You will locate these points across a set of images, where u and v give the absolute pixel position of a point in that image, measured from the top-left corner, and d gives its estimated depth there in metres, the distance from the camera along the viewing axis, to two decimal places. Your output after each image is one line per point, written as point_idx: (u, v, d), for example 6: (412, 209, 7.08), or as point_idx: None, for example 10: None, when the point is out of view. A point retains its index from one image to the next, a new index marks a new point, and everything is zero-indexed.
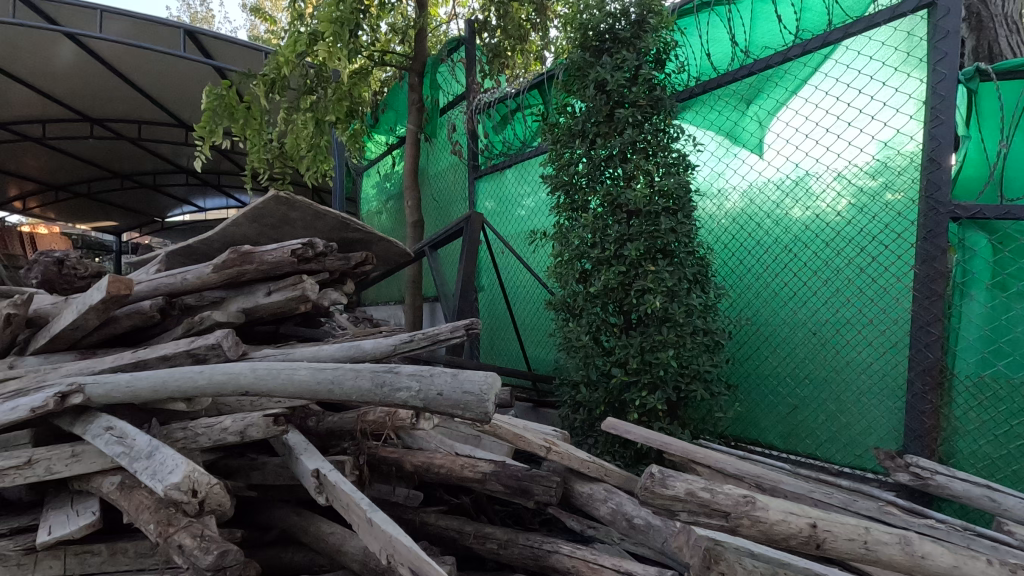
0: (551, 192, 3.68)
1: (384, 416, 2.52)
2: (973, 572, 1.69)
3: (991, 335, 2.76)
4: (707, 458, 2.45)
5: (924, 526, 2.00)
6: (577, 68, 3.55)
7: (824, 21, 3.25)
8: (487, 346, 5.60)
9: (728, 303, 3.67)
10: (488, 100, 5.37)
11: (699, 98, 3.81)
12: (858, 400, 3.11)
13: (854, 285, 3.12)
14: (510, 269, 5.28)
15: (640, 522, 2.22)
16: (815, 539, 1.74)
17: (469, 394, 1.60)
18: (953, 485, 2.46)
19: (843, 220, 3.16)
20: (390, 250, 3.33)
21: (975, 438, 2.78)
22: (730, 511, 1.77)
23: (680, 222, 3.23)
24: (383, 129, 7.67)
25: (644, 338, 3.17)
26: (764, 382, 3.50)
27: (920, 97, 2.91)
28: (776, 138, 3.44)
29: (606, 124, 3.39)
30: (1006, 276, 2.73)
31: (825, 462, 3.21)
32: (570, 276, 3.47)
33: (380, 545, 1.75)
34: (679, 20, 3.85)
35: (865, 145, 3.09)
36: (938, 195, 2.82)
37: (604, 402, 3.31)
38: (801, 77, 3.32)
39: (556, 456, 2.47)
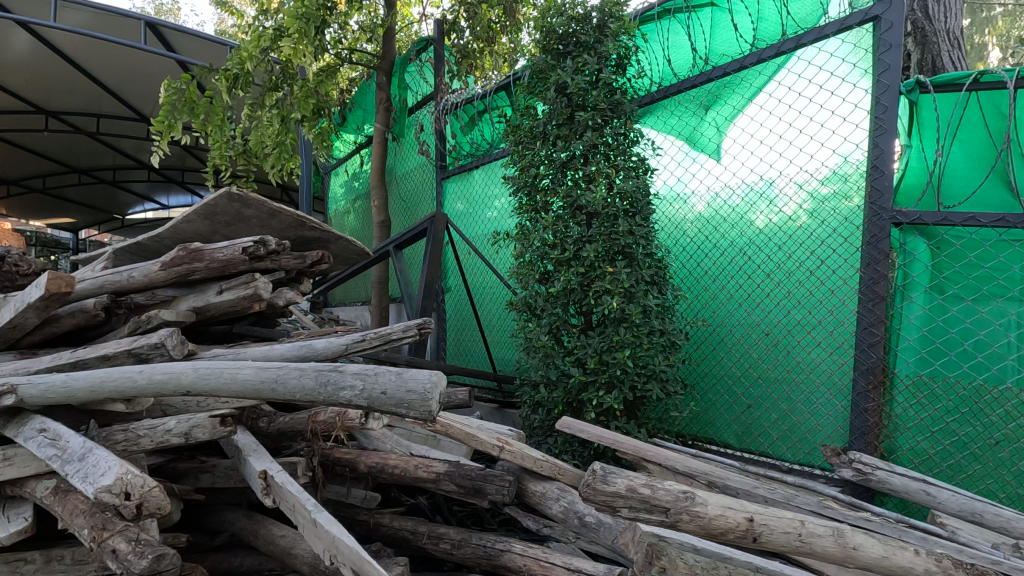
0: (513, 193, 3.71)
1: (335, 416, 2.49)
2: (900, 562, 1.77)
3: (930, 336, 2.88)
4: (657, 456, 2.49)
5: (859, 518, 2.07)
6: (539, 71, 3.59)
7: (780, 31, 3.33)
8: (454, 347, 5.59)
9: (686, 305, 3.74)
10: (456, 101, 5.40)
11: (660, 103, 3.90)
12: (808, 399, 3.21)
13: (804, 287, 3.22)
14: (475, 271, 5.28)
15: (592, 520, 2.26)
16: (752, 532, 1.80)
17: (413, 393, 1.60)
18: (892, 479, 2.55)
19: (794, 224, 3.26)
20: (348, 249, 3.30)
21: (915, 435, 2.90)
22: (670, 507, 1.81)
23: (638, 224, 3.28)
24: (351, 128, 7.57)
25: (603, 339, 3.22)
26: (720, 382, 3.57)
27: (866, 106, 3.02)
28: (732, 143, 3.53)
29: (566, 127, 3.43)
30: (943, 279, 2.86)
31: (776, 460, 3.30)
32: (531, 277, 3.49)
33: (324, 546, 1.74)
34: (641, 27, 3.91)
35: (815, 152, 3.19)
36: (881, 201, 2.94)
37: (563, 402, 3.34)
38: (756, 85, 3.42)
39: (509, 455, 2.47)
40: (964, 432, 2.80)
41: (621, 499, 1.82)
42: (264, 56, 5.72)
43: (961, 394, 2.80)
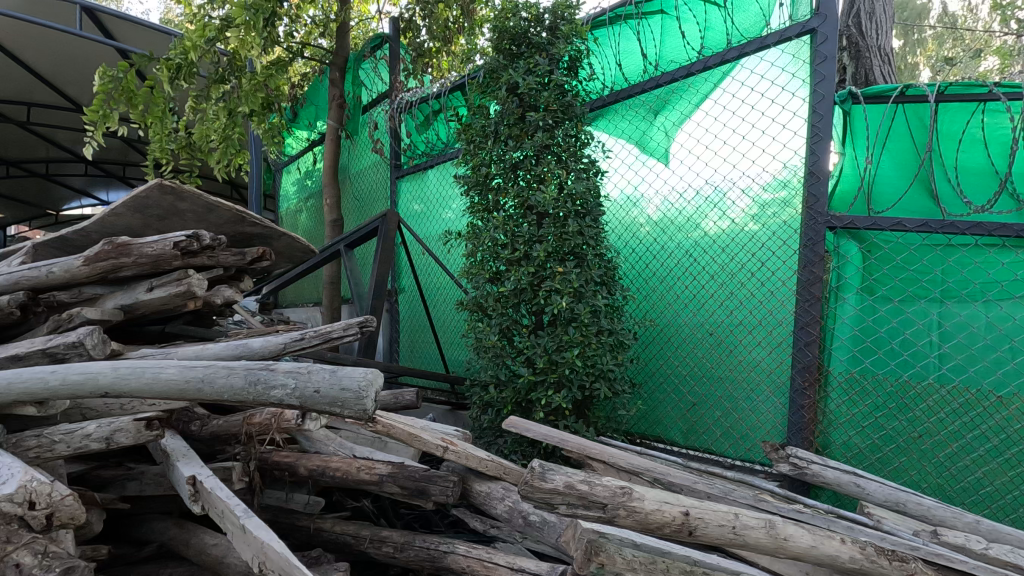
0: (465, 192, 3.69)
1: (271, 418, 2.41)
2: (828, 551, 1.84)
3: (861, 335, 3.03)
4: (601, 454, 2.52)
5: (792, 510, 2.13)
6: (492, 70, 3.59)
7: (725, 40, 3.44)
8: (407, 349, 5.50)
9: (635, 305, 3.81)
10: (411, 100, 5.34)
11: (611, 107, 3.97)
12: (749, 397, 3.30)
13: (746, 289, 3.32)
14: (428, 273, 5.22)
15: (536, 519, 2.26)
16: (687, 526, 1.84)
17: (347, 391, 1.56)
18: (826, 473, 2.66)
19: (738, 227, 3.36)
20: (292, 247, 3.20)
21: (847, 430, 3.03)
22: (607, 502, 1.83)
23: (588, 225, 3.31)
24: (303, 124, 7.36)
25: (552, 339, 3.23)
26: (666, 382, 3.64)
27: (803, 114, 3.14)
28: (679, 148, 3.61)
29: (517, 127, 3.43)
30: (873, 281, 3.01)
31: (719, 457, 3.38)
32: (482, 277, 3.48)
33: (252, 553, 1.67)
34: (594, 32, 3.98)
35: (757, 158, 3.30)
36: (817, 206, 3.07)
37: (512, 402, 3.34)
38: (702, 91, 3.51)
39: (453, 455, 2.42)
40: (891, 426, 2.95)
41: (558, 496, 1.84)
42: (210, 46, 5.49)
43: (888, 390, 2.96)
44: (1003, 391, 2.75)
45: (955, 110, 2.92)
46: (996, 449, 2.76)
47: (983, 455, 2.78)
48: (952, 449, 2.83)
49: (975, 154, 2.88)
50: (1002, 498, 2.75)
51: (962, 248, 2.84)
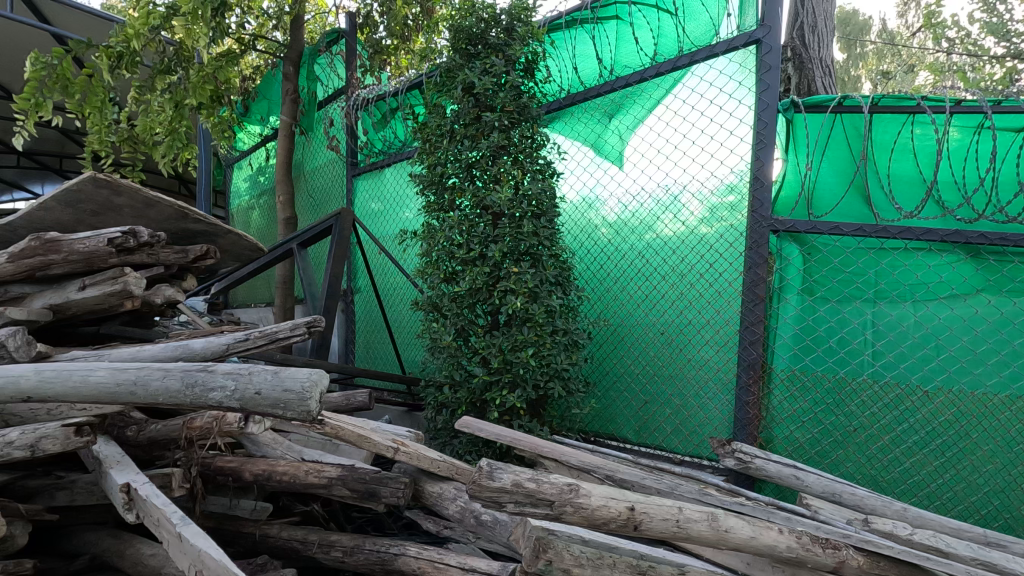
0: (421, 191, 3.67)
1: (212, 421, 2.28)
2: (766, 541, 1.91)
3: (801, 334, 3.17)
4: (553, 452, 2.55)
5: (734, 503, 2.20)
6: (448, 70, 3.58)
7: (677, 47, 3.53)
8: (362, 350, 5.41)
9: (590, 305, 3.87)
10: (368, 97, 5.25)
11: (567, 110, 4.03)
12: (698, 394, 3.40)
13: (695, 289, 3.42)
14: (384, 273, 5.16)
15: (487, 518, 2.27)
16: (633, 521, 1.87)
17: (290, 392, 1.53)
18: (768, 466, 2.76)
19: (688, 229, 3.46)
20: (239, 245, 3.10)
21: (789, 425, 3.16)
22: (554, 500, 1.86)
23: (544, 226, 3.34)
24: (255, 119, 7.13)
25: (507, 338, 3.24)
26: (620, 380, 3.71)
27: (749, 122, 3.26)
28: (633, 151, 3.69)
29: (472, 127, 3.43)
30: (813, 282, 3.16)
31: (669, 453, 3.46)
32: (436, 277, 3.47)
33: (189, 562, 1.61)
34: (550, 35, 4.03)
35: (706, 163, 3.40)
36: (761, 210, 3.19)
37: (467, 402, 3.33)
38: (655, 97, 3.60)
39: (404, 456, 2.40)
40: (829, 421, 3.10)
41: (506, 494, 1.86)
42: (154, 34, 5.25)
43: (826, 387, 3.11)
44: (929, 386, 2.95)
45: (887, 121, 3.10)
46: (923, 441, 2.95)
47: (911, 447, 2.97)
48: (883, 442, 3.01)
49: (906, 163, 3.05)
50: (927, 486, 2.95)
51: (893, 251, 3.02)
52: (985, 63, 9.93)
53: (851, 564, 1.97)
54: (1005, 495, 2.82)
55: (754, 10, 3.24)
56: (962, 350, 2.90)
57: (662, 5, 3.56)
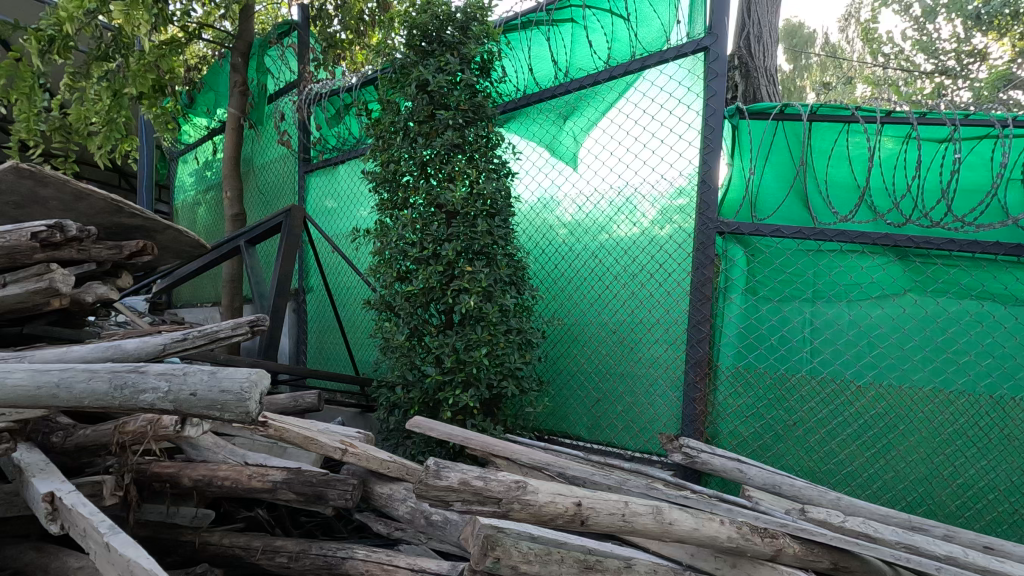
0: (374, 189, 3.63)
1: (145, 425, 2.17)
2: (708, 532, 1.98)
3: (745, 332, 3.28)
4: (504, 450, 2.56)
5: (679, 496, 2.26)
6: (401, 66, 3.54)
7: (629, 52, 3.60)
8: (314, 350, 5.27)
9: (544, 305, 3.91)
10: (321, 92, 5.13)
11: (522, 110, 4.06)
12: (648, 392, 3.47)
13: (646, 289, 3.49)
14: (336, 271, 5.05)
15: (438, 518, 2.26)
16: (579, 516, 1.90)
17: (228, 393, 1.47)
18: (713, 461, 2.85)
19: (639, 230, 3.54)
20: (179, 241, 2.97)
21: (734, 421, 3.27)
22: (502, 497, 1.86)
23: (498, 225, 3.35)
24: (201, 111, 6.83)
25: (460, 337, 3.23)
26: (573, 379, 3.76)
27: (697, 127, 3.36)
28: (586, 153, 3.75)
29: (427, 125, 3.41)
30: (756, 282, 3.28)
31: (620, 449, 3.53)
32: (389, 276, 3.44)
33: (117, 573, 1.53)
34: (506, 36, 4.05)
35: (657, 166, 3.49)
36: (708, 213, 3.29)
37: (419, 402, 3.31)
38: (608, 100, 3.67)
39: (353, 458, 2.36)
40: (770, 416, 3.23)
41: (454, 493, 1.86)
42: (90, 19, 4.97)
43: (768, 382, 3.24)
44: (862, 381, 3.13)
45: (824, 129, 3.26)
46: (856, 433, 3.13)
47: (846, 439, 3.14)
48: (820, 434, 3.17)
49: (842, 170, 3.23)
50: (859, 476, 3.13)
51: (830, 253, 3.19)
52: (917, 78, 10.57)
53: (788, 551, 2.06)
54: (928, 482, 3.06)
55: (703, 18, 3.34)
56: (891, 346, 3.10)
57: (616, 10, 3.62)
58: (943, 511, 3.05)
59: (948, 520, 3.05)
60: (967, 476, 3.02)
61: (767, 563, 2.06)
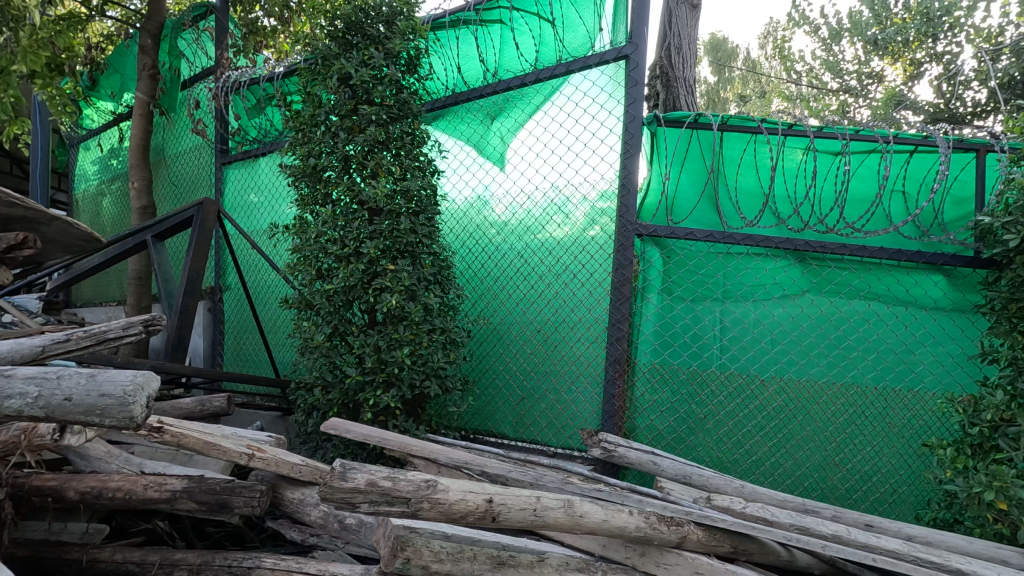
0: (293, 183, 3.51)
1: (19, 434, 1.98)
2: (617, 523, 2.05)
3: (661, 330, 3.42)
4: (422, 450, 2.55)
5: (592, 489, 2.33)
6: (323, 57, 3.44)
7: (556, 56, 3.67)
8: (232, 351, 5.00)
9: (470, 304, 3.91)
10: (239, 80, 4.88)
11: (451, 109, 4.04)
12: (570, 389, 3.55)
13: (569, 288, 3.57)
14: (255, 269, 4.82)
15: (352, 522, 2.22)
16: (490, 513, 1.94)
17: (109, 398, 1.51)
18: (629, 454, 2.94)
19: (562, 231, 3.61)
20: (68, 234, 2.75)
21: (650, 416, 3.40)
22: (411, 497, 1.85)
23: (422, 223, 3.31)
24: (105, 94, 6.27)
25: (382, 337, 3.18)
26: (498, 377, 3.79)
27: (618, 132, 3.47)
28: (513, 154, 3.78)
29: (349, 119, 3.33)
30: (671, 283, 3.44)
31: (544, 446, 3.59)
32: (309, 274, 3.35)
33: None
34: (434, 33, 4.02)
35: (580, 168, 3.57)
36: (627, 216, 3.40)
37: (339, 404, 3.24)
38: (534, 103, 3.73)
39: (260, 463, 2.25)
40: (683, 410, 3.39)
41: (360, 495, 1.83)
42: None
43: (682, 378, 3.40)
44: (765, 375, 3.35)
45: (733, 139, 3.46)
46: (759, 424, 3.35)
47: (750, 430, 3.35)
48: (728, 426, 3.36)
49: (749, 177, 3.45)
50: (762, 464, 3.35)
51: (737, 256, 3.39)
52: (825, 95, 11.43)
53: (691, 538, 2.17)
54: (822, 468, 3.33)
55: (625, 27, 3.46)
56: (790, 343, 3.35)
57: (543, 14, 3.68)
58: (834, 494, 3.32)
59: (839, 502, 3.33)
60: (855, 461, 3.31)
61: (672, 549, 2.15)
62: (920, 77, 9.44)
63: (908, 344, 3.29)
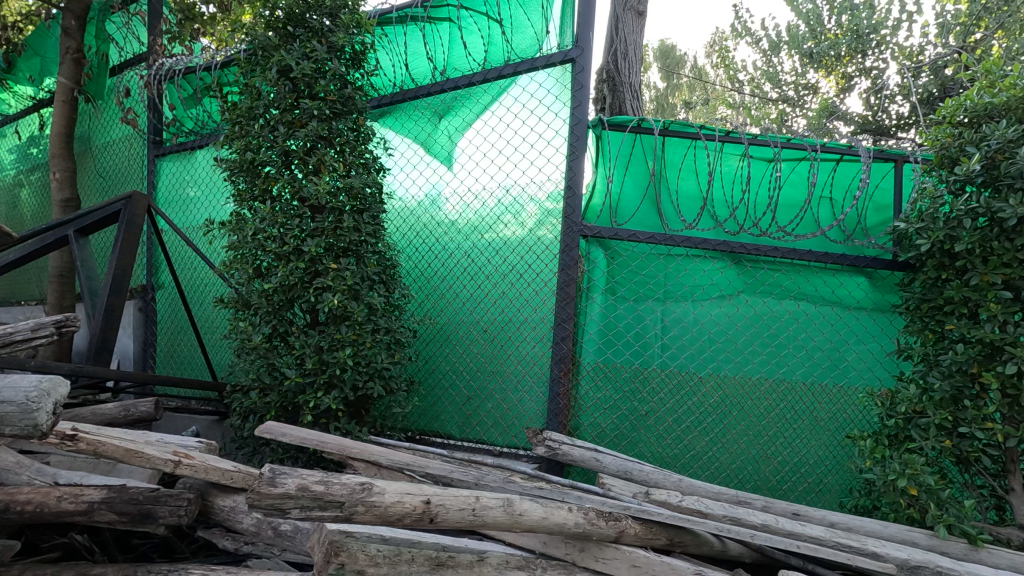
0: (229, 177, 3.38)
1: None
2: (557, 520, 2.07)
3: (605, 330, 3.49)
4: (362, 452, 2.51)
5: (533, 488, 2.36)
6: (262, 48, 3.32)
7: (504, 57, 3.68)
8: (165, 353, 4.75)
9: (417, 304, 3.87)
10: (174, 68, 4.65)
11: (398, 105, 3.98)
12: (517, 388, 3.57)
13: (515, 288, 3.59)
14: (190, 267, 4.60)
15: (287, 528, 2.18)
16: (428, 514, 1.93)
17: (10, 405, 1.70)
18: (573, 452, 2.98)
19: (509, 231, 3.63)
20: None
21: (594, 414, 3.47)
22: (344, 501, 1.83)
23: (366, 221, 3.24)
24: (23, 78, 5.85)
25: (324, 338, 3.11)
26: (444, 378, 3.76)
27: (564, 134, 3.51)
28: (460, 153, 3.77)
29: (290, 113, 3.24)
30: (615, 283, 3.51)
31: (489, 446, 3.59)
32: (246, 273, 3.24)
33: None
34: (381, 28, 3.95)
35: (527, 169, 3.60)
36: (572, 217, 3.45)
37: (278, 407, 3.14)
38: (482, 103, 3.72)
39: (187, 470, 2.16)
40: (626, 407, 3.47)
41: (290, 500, 1.78)
42: None
43: (625, 376, 3.48)
44: (702, 372, 3.48)
45: (675, 143, 3.56)
46: (697, 420, 3.48)
47: (689, 425, 3.47)
48: (667, 422, 3.47)
49: (689, 182, 3.57)
50: (700, 458, 3.48)
51: (678, 257, 3.51)
52: (766, 104, 11.95)
53: (629, 532, 2.21)
54: (755, 461, 3.48)
55: (572, 31, 3.51)
56: (726, 342, 3.49)
57: (491, 14, 3.68)
58: (767, 485, 3.48)
59: (771, 493, 3.49)
60: (785, 454, 3.48)
61: (611, 544, 2.19)
62: (851, 90, 10.01)
63: (833, 341, 3.49)
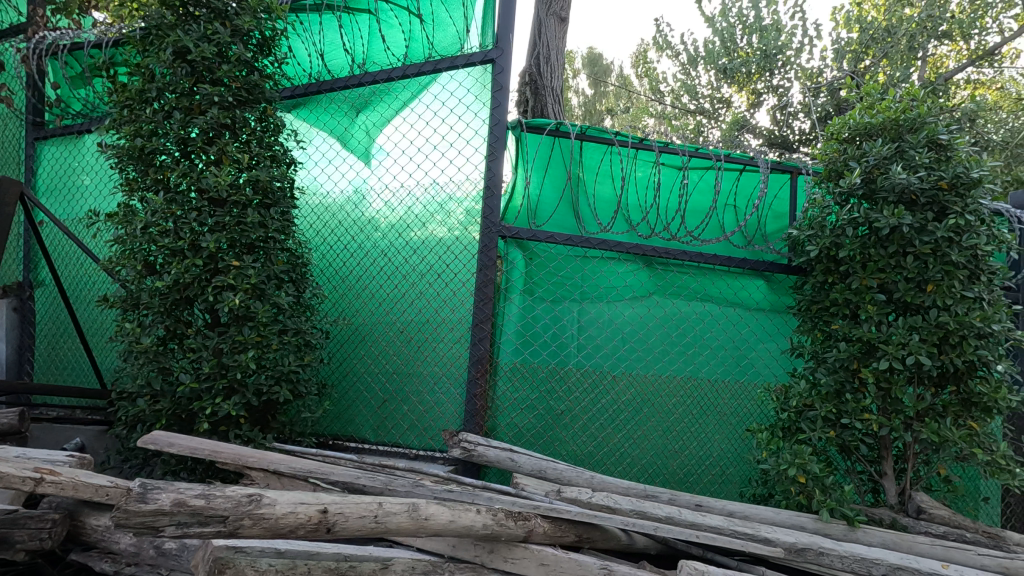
0: (117, 165, 3.10)
1: None
2: (463, 523, 2.05)
3: (523, 330, 3.51)
4: (260, 461, 2.39)
5: (443, 491, 2.32)
6: (155, 27, 3.07)
7: (424, 53, 3.61)
8: (44, 359, 4.29)
9: (331, 305, 3.72)
10: (58, 43, 4.21)
11: (313, 97, 3.81)
12: (433, 390, 3.51)
13: (433, 288, 3.54)
14: (73, 263, 4.18)
15: (171, 546, 2.04)
16: (325, 524, 1.86)
17: None
18: (488, 452, 2.98)
19: (427, 231, 3.57)
20: None
21: (511, 414, 3.48)
22: (229, 514, 1.73)
23: (274, 217, 3.07)
24: None
25: (223, 340, 2.91)
26: (359, 381, 3.64)
27: (483, 134, 3.49)
28: (378, 149, 3.67)
29: (187, 99, 3.02)
30: (532, 284, 3.54)
31: (405, 449, 3.51)
32: (135, 270, 2.98)
33: None
34: (294, 15, 3.77)
35: (446, 168, 3.55)
36: (491, 218, 3.44)
37: (170, 414, 2.92)
38: (401, 99, 3.64)
39: (52, 488, 1.94)
40: (542, 406, 3.51)
41: (165, 517, 1.65)
42: None
43: (541, 376, 3.52)
44: (615, 371, 3.59)
45: (592, 148, 3.64)
46: (610, 418, 3.58)
47: (602, 423, 3.57)
48: (582, 420, 3.55)
49: (605, 186, 3.67)
50: (613, 455, 3.58)
51: (593, 259, 3.59)
52: (685, 115, 12.55)
53: (538, 531, 2.22)
54: (664, 456, 3.63)
55: (493, 32, 3.49)
56: (638, 342, 3.61)
57: (412, 9, 3.60)
58: (674, 478, 3.64)
59: (678, 485, 3.65)
60: (692, 448, 3.65)
61: (520, 544, 2.19)
62: (760, 105, 10.75)
63: (736, 340, 3.71)
